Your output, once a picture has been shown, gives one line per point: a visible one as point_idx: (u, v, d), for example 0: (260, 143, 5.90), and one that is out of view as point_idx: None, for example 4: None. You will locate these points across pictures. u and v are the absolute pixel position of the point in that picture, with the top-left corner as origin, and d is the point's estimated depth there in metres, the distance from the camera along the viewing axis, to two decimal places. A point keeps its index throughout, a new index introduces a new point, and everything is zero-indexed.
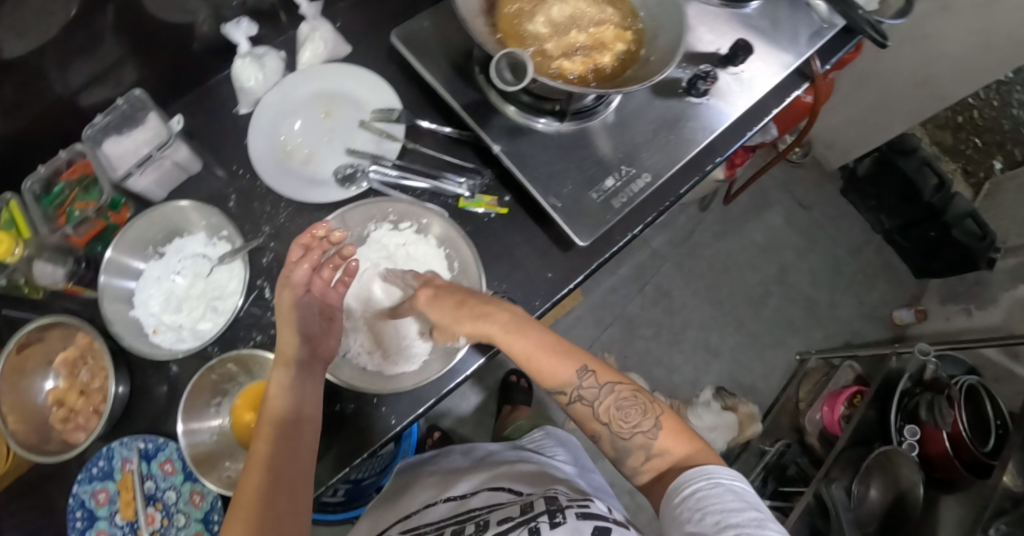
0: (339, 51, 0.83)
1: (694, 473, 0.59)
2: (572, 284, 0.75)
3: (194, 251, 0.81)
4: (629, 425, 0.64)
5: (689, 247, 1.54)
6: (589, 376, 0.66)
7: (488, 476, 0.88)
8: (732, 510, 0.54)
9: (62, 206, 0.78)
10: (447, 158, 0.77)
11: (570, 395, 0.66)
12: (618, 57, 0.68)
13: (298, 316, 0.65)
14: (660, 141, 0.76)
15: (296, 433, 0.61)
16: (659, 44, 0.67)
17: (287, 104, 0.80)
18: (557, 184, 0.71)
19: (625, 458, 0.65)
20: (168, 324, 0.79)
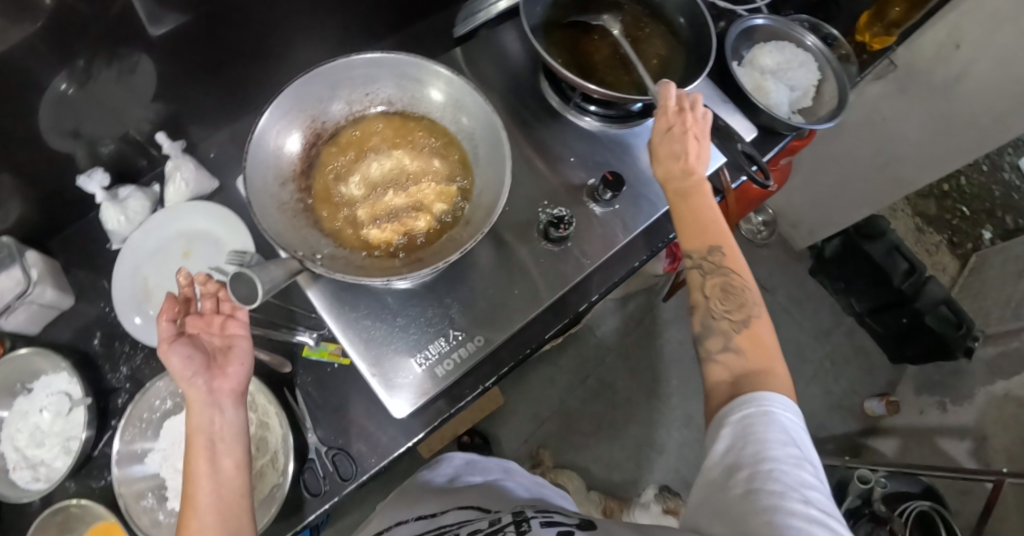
0: (203, 187, 0.85)
1: (744, 399, 0.56)
2: (414, 440, 0.74)
3: (61, 388, 0.81)
4: (723, 308, 0.64)
5: (636, 334, 1.50)
6: (715, 256, 0.66)
7: (452, 497, 0.80)
8: (778, 443, 0.51)
9: None
10: (292, 309, 0.78)
11: (693, 263, 0.67)
12: (437, 222, 0.65)
13: (178, 362, 0.64)
14: (500, 299, 0.75)
15: (221, 448, 0.62)
16: (480, 209, 0.65)
17: (148, 247, 0.82)
18: (379, 349, 0.70)
19: (703, 338, 0.64)
20: (28, 460, 0.80)
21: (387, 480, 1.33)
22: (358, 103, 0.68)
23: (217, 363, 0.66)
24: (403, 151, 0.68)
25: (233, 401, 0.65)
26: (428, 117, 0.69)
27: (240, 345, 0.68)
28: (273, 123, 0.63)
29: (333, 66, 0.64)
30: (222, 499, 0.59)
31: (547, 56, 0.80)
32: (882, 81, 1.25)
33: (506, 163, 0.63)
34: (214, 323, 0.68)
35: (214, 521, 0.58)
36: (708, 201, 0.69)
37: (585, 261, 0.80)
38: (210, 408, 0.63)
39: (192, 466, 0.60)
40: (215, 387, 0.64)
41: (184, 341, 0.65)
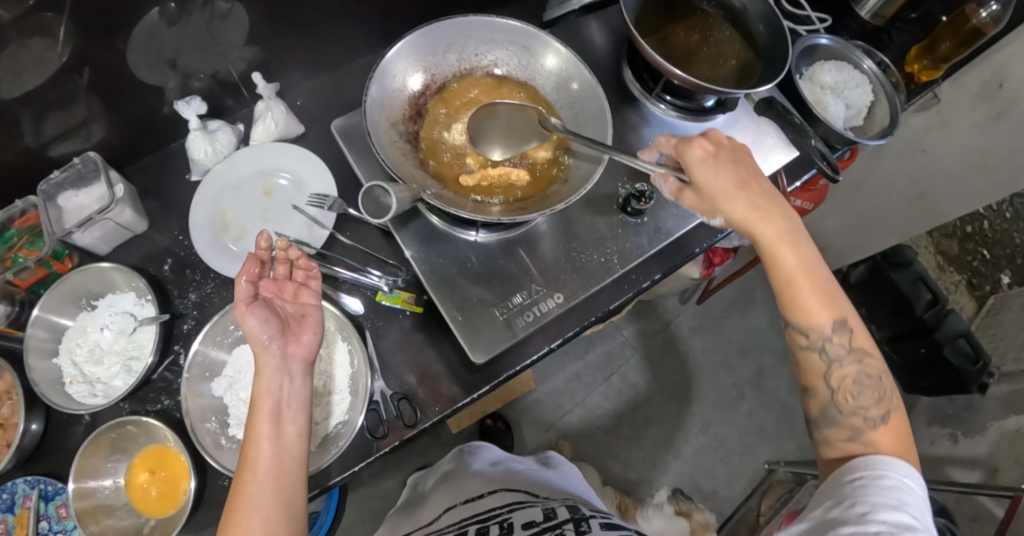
0: (289, 131, 0.87)
1: (860, 462, 0.59)
2: (479, 393, 0.76)
3: (126, 308, 0.82)
4: (856, 404, 0.63)
5: (663, 340, 1.53)
6: (843, 333, 0.64)
7: (503, 480, 0.92)
8: (888, 505, 0.53)
9: (9, 253, 0.80)
10: (371, 254, 0.80)
11: (815, 342, 0.64)
12: (532, 179, 0.69)
13: (255, 324, 0.65)
14: (575, 263, 0.77)
15: (285, 416, 0.63)
16: (577, 171, 0.68)
17: (230, 179, 0.84)
18: (461, 299, 0.73)
19: (823, 426, 0.65)
20: (85, 377, 0.79)
21: (409, 453, 1.35)
22: (467, 62, 0.74)
23: (291, 330, 0.68)
24: (505, 114, 0.74)
25: (302, 370, 0.66)
26: (531, 84, 0.74)
27: (313, 316, 0.70)
28: (393, 64, 0.68)
29: (455, 22, 0.70)
30: (282, 463, 0.60)
31: (638, 40, 0.84)
32: (924, 113, 1.31)
33: (610, 123, 0.68)
34: (287, 290, 0.71)
35: (271, 486, 0.58)
36: (806, 260, 0.65)
37: (658, 236, 0.80)
38: (281, 373, 0.65)
39: (257, 428, 0.61)
40: (288, 353, 0.66)
41: (262, 305, 0.66)
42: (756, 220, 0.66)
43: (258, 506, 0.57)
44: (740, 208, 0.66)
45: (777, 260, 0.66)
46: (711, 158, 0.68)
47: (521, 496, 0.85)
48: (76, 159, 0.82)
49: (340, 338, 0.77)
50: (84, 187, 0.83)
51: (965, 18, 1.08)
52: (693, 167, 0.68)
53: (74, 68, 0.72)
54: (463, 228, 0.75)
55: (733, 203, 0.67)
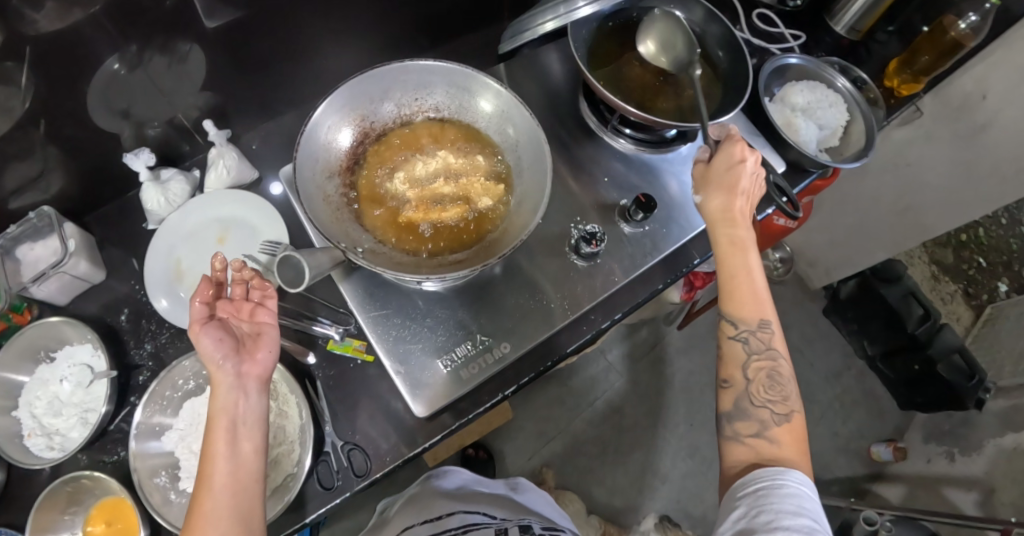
0: (243, 175, 0.86)
1: (761, 473, 0.61)
2: (429, 443, 0.75)
3: (83, 359, 0.82)
4: (766, 397, 0.68)
5: (648, 363, 1.51)
6: (765, 331, 0.70)
7: (464, 500, 0.92)
8: (790, 513, 0.56)
9: None
10: (321, 301, 0.79)
11: (740, 332, 0.70)
12: (472, 223, 0.69)
13: (209, 345, 0.65)
14: (526, 311, 0.77)
15: (242, 431, 0.62)
16: (517, 218, 0.68)
17: (185, 228, 0.84)
18: (407, 349, 0.73)
19: (735, 418, 0.68)
20: (44, 429, 0.79)
21: (389, 487, 1.33)
22: (409, 107, 0.73)
23: (247, 348, 0.67)
24: (448, 157, 0.72)
25: (258, 387, 0.65)
26: (475, 128, 0.73)
27: (269, 334, 0.68)
28: (325, 117, 0.67)
29: (387, 70, 0.69)
30: (237, 481, 0.60)
31: (590, 77, 0.83)
32: (907, 127, 1.26)
33: (548, 170, 0.67)
34: (243, 309, 0.69)
35: (228, 502, 0.58)
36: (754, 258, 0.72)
37: (611, 280, 0.81)
38: (235, 392, 0.64)
39: (211, 447, 0.61)
40: (243, 371, 0.65)
41: (216, 324, 0.66)
42: (721, 220, 0.74)
43: (215, 518, 0.57)
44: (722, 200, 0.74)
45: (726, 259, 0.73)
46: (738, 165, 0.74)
47: (481, 516, 0.86)
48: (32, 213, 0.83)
49: (291, 391, 0.75)
50: (40, 240, 0.83)
51: (944, 29, 1.05)
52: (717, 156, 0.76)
53: (28, 124, 0.72)
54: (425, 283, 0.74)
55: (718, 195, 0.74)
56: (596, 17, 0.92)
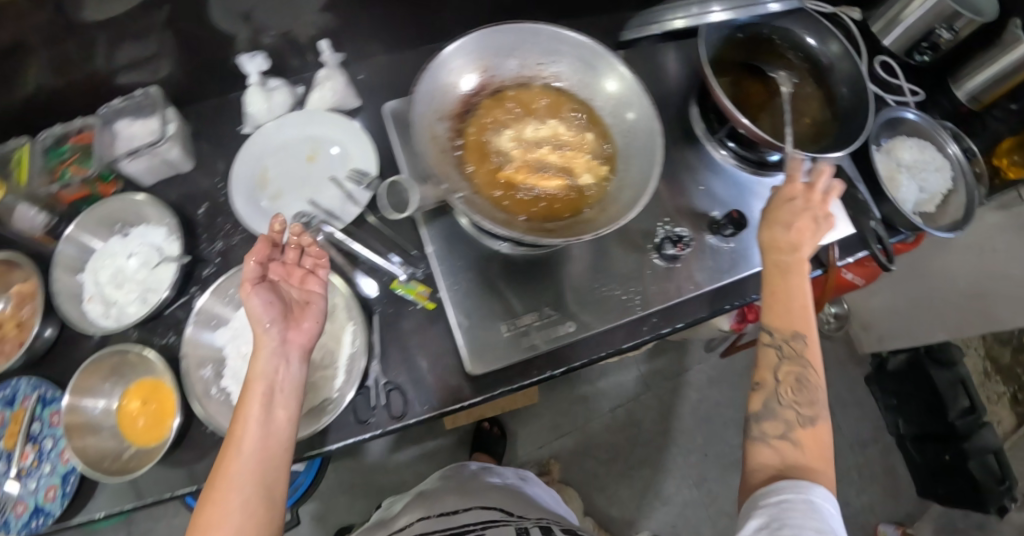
0: (346, 101, 0.87)
1: (783, 484, 0.61)
2: (466, 403, 0.73)
3: (154, 241, 0.82)
4: (794, 398, 0.68)
5: (677, 385, 1.40)
6: (797, 342, 0.70)
7: (479, 496, 0.91)
8: (813, 532, 0.56)
9: (59, 166, 0.82)
10: (396, 241, 0.80)
11: (775, 339, 0.71)
12: (570, 197, 0.68)
13: (259, 305, 0.66)
14: (597, 296, 0.76)
15: (279, 399, 0.63)
16: (616, 203, 0.66)
17: (278, 139, 0.84)
18: (473, 306, 0.73)
19: (763, 420, 0.68)
20: (103, 299, 0.80)
21: (389, 447, 1.32)
22: (531, 71, 0.72)
23: (293, 315, 0.68)
24: (558, 128, 0.71)
25: (299, 356, 0.66)
26: (590, 106, 0.72)
27: (316, 304, 0.70)
28: (452, 60, 0.67)
29: (521, 27, 0.69)
30: (267, 446, 0.60)
31: (710, 80, 0.81)
32: (1004, 212, 1.19)
33: (658, 163, 0.65)
34: (294, 275, 0.71)
35: (254, 467, 0.59)
36: (804, 280, 0.72)
37: (683, 287, 0.79)
38: (278, 357, 0.65)
39: (247, 408, 0.61)
40: (287, 338, 0.66)
41: (267, 287, 0.67)
42: (772, 247, 0.75)
43: (234, 477, 0.58)
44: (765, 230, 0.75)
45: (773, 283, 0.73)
46: (797, 198, 0.75)
47: (496, 513, 0.86)
48: (137, 91, 0.84)
49: (349, 319, 0.75)
50: (140, 117, 0.85)
51: None
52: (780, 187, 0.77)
53: (157, 3, 0.73)
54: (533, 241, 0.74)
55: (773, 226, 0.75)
56: (728, 25, 0.89)
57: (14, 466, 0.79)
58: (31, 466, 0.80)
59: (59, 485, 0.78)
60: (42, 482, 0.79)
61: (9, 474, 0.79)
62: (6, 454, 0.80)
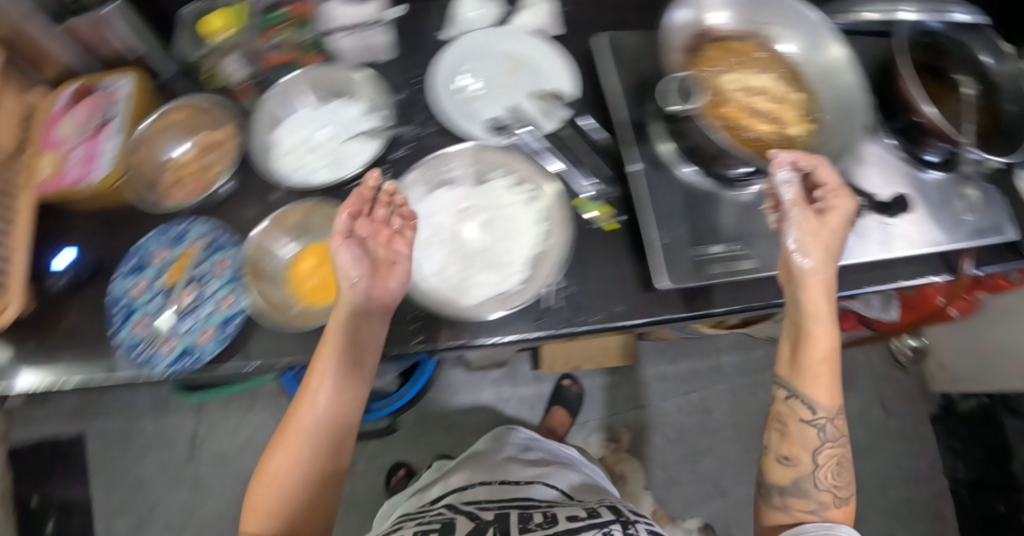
0: (551, 27, 0.91)
1: (810, 527, 0.66)
2: (631, 322, 0.77)
3: (347, 115, 0.84)
4: (831, 481, 0.69)
5: (751, 382, 1.39)
6: (839, 421, 0.70)
7: (538, 474, 0.97)
8: None
9: (274, 26, 0.85)
10: (586, 159, 0.84)
11: (817, 418, 0.69)
12: (776, 140, 0.77)
13: (346, 260, 0.67)
14: (778, 241, 0.79)
15: (353, 361, 0.68)
16: (820, 151, 0.75)
17: (484, 46, 0.89)
18: (669, 225, 0.78)
19: (790, 493, 0.70)
20: (295, 159, 0.82)
21: (459, 388, 1.36)
22: (749, 28, 0.83)
23: (380, 272, 0.69)
24: (770, 82, 0.81)
25: (382, 315, 0.69)
26: (797, 69, 0.81)
27: (402, 265, 0.70)
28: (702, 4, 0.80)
29: None
30: (335, 404, 0.67)
31: (903, 69, 0.87)
32: None
33: (861, 124, 0.75)
34: (381, 233, 0.71)
35: (320, 425, 0.66)
36: (832, 339, 0.70)
37: (844, 253, 0.83)
38: (359, 316, 0.67)
39: (320, 366, 0.66)
40: (372, 294, 0.67)
41: (356, 242, 0.68)
42: (808, 288, 0.69)
43: (308, 435, 0.66)
44: (821, 264, 0.69)
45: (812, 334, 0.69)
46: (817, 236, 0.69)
47: (555, 493, 0.91)
48: None
49: (540, 220, 0.79)
50: None
51: None
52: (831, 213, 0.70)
53: None
54: (729, 174, 0.80)
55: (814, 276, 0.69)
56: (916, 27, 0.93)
57: (172, 304, 0.79)
58: (189, 305, 0.80)
59: (217, 329, 0.77)
60: (198, 323, 0.78)
61: (169, 308, 0.79)
62: (165, 292, 0.81)
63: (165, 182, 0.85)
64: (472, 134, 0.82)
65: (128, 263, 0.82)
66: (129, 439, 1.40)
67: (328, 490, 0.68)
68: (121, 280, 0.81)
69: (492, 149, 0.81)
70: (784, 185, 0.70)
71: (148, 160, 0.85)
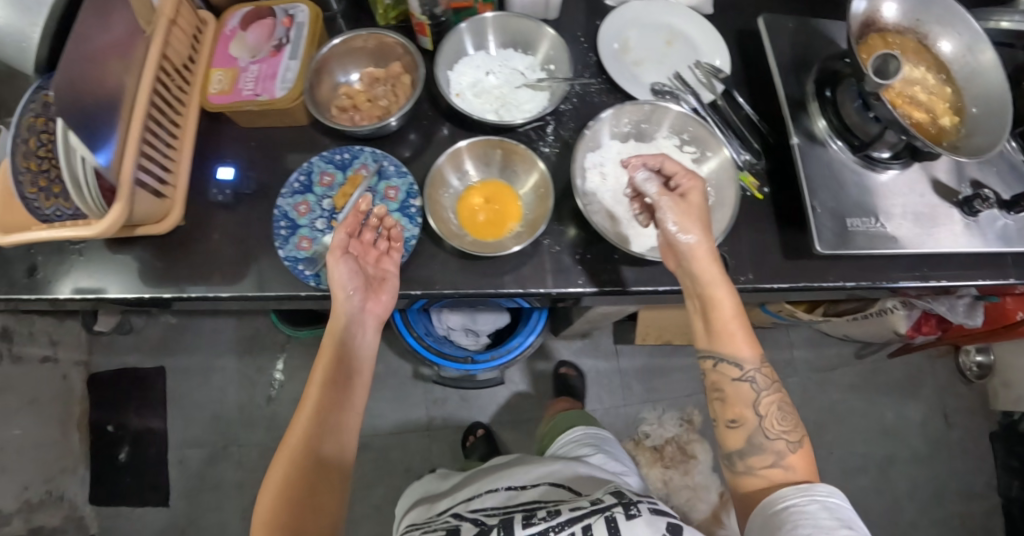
0: (704, 6, 0.97)
1: (789, 492, 0.69)
2: (774, 286, 0.87)
3: (514, 66, 0.92)
4: (779, 428, 0.73)
5: (820, 379, 1.41)
6: (767, 369, 0.75)
7: (540, 472, 0.91)
8: (825, 525, 0.64)
9: None
10: (737, 132, 0.92)
11: (745, 373, 0.75)
12: (932, 128, 0.82)
13: (344, 273, 0.76)
14: (909, 225, 0.86)
15: (345, 357, 0.78)
16: (972, 141, 0.80)
17: (644, 20, 0.96)
18: (822, 196, 0.84)
19: (750, 454, 0.73)
20: (467, 100, 0.89)
21: (541, 355, 1.40)
22: (908, 22, 0.86)
23: (374, 288, 0.79)
24: (923, 75, 0.86)
25: (374, 323, 0.80)
26: (947, 65, 0.85)
27: (393, 280, 0.80)
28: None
29: None
30: (332, 388, 0.76)
31: None
32: None
33: (1011, 118, 0.79)
34: (371, 254, 0.80)
35: (319, 407, 0.75)
36: (733, 303, 0.75)
37: (973, 240, 0.86)
38: (357, 322, 0.78)
39: (318, 367, 0.77)
40: (366, 306, 0.78)
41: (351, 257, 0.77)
42: (696, 258, 0.75)
43: (309, 423, 0.74)
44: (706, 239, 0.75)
45: (714, 301, 0.75)
46: (700, 218, 0.76)
47: (563, 490, 0.85)
48: None
49: (701, 182, 0.86)
50: None
51: None
52: (692, 189, 0.77)
53: None
54: (873, 155, 0.87)
55: (704, 265, 0.74)
56: None
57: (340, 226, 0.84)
58: None
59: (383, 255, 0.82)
60: None
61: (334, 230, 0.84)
62: (332, 213, 0.85)
63: (334, 106, 0.90)
64: (640, 95, 0.91)
65: (297, 180, 0.87)
66: (211, 375, 1.45)
67: (331, 482, 0.73)
68: (285, 199, 0.86)
69: (663, 108, 0.85)
70: (645, 181, 0.78)
71: (322, 84, 0.91)
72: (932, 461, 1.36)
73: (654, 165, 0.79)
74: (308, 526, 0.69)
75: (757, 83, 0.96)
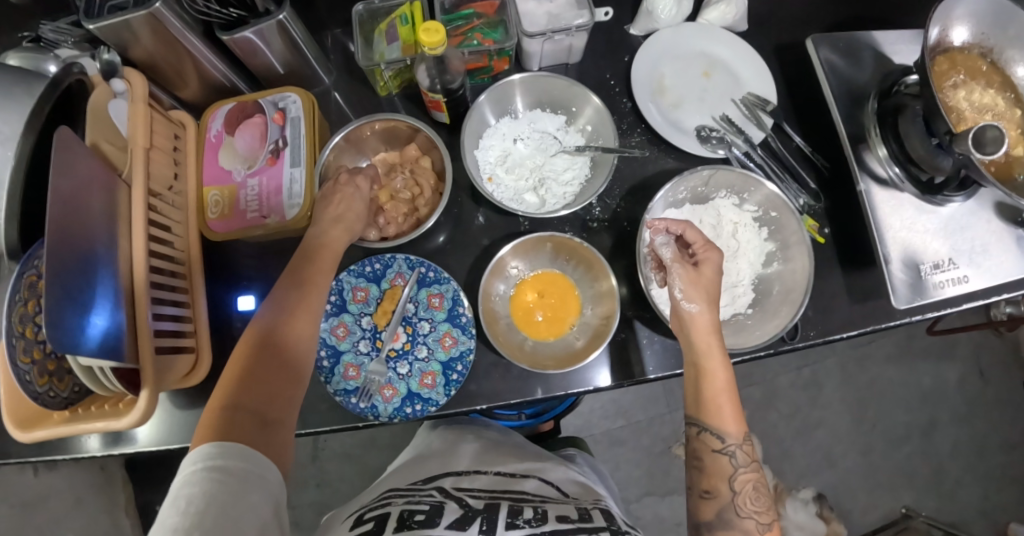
0: (738, 25, 0.87)
1: None
2: (845, 334, 0.82)
3: (545, 129, 0.84)
4: (751, 507, 0.64)
5: (859, 356, 1.42)
6: (747, 445, 0.67)
7: (534, 465, 0.83)
8: None
9: (461, 31, 0.78)
10: (793, 171, 0.85)
11: (727, 446, 0.66)
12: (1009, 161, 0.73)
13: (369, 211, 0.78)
14: (982, 256, 0.80)
15: (318, 257, 0.72)
16: None
17: (676, 50, 0.86)
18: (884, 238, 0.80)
19: (715, 527, 0.64)
20: (500, 181, 0.82)
21: None
22: (975, 36, 0.76)
23: None
24: (994, 99, 0.76)
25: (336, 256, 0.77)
26: (1018, 88, 0.76)
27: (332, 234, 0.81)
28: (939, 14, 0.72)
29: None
30: (296, 278, 0.69)
31: None
32: None
33: None
34: None
35: (283, 292, 0.68)
36: (720, 386, 0.67)
37: None
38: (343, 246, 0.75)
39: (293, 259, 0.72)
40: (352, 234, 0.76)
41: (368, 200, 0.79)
42: (697, 328, 0.69)
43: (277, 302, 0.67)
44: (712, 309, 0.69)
45: (709, 374, 0.68)
46: (706, 291, 0.70)
47: (553, 490, 0.77)
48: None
49: (764, 241, 0.81)
50: None
51: None
52: (704, 257, 0.71)
53: None
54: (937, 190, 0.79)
55: (704, 335, 0.69)
56: None
57: (387, 346, 0.77)
58: (404, 348, 0.77)
59: (440, 373, 0.76)
60: (416, 368, 0.76)
61: (381, 353, 0.77)
62: (374, 331, 0.78)
63: None
64: (689, 147, 0.82)
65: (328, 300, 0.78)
66: None
67: (278, 379, 0.63)
68: None
69: (722, 173, 0.78)
70: (662, 247, 0.73)
71: None
72: (971, 419, 1.40)
73: (676, 232, 0.74)
74: (253, 403, 0.60)
75: (807, 108, 0.87)
